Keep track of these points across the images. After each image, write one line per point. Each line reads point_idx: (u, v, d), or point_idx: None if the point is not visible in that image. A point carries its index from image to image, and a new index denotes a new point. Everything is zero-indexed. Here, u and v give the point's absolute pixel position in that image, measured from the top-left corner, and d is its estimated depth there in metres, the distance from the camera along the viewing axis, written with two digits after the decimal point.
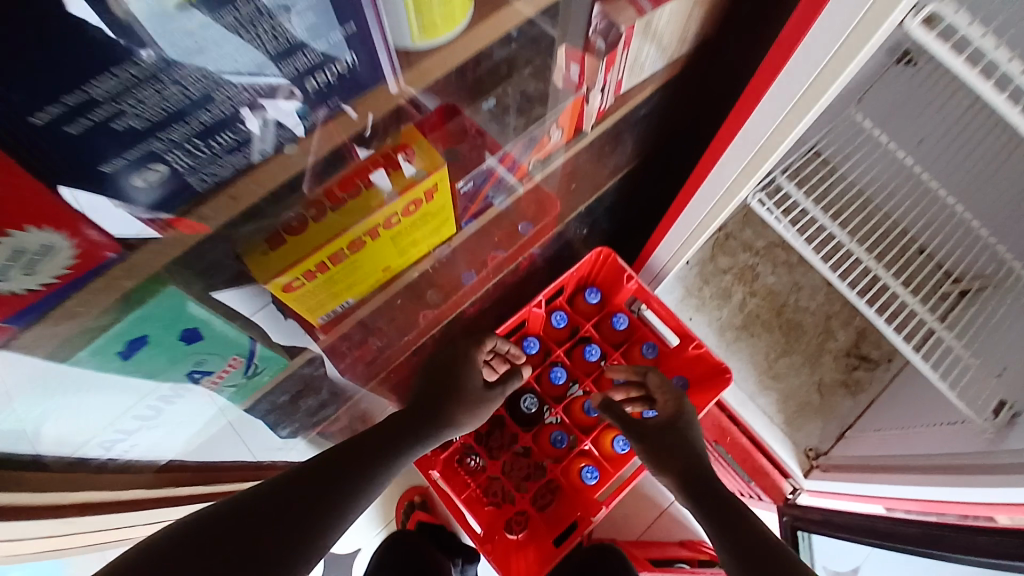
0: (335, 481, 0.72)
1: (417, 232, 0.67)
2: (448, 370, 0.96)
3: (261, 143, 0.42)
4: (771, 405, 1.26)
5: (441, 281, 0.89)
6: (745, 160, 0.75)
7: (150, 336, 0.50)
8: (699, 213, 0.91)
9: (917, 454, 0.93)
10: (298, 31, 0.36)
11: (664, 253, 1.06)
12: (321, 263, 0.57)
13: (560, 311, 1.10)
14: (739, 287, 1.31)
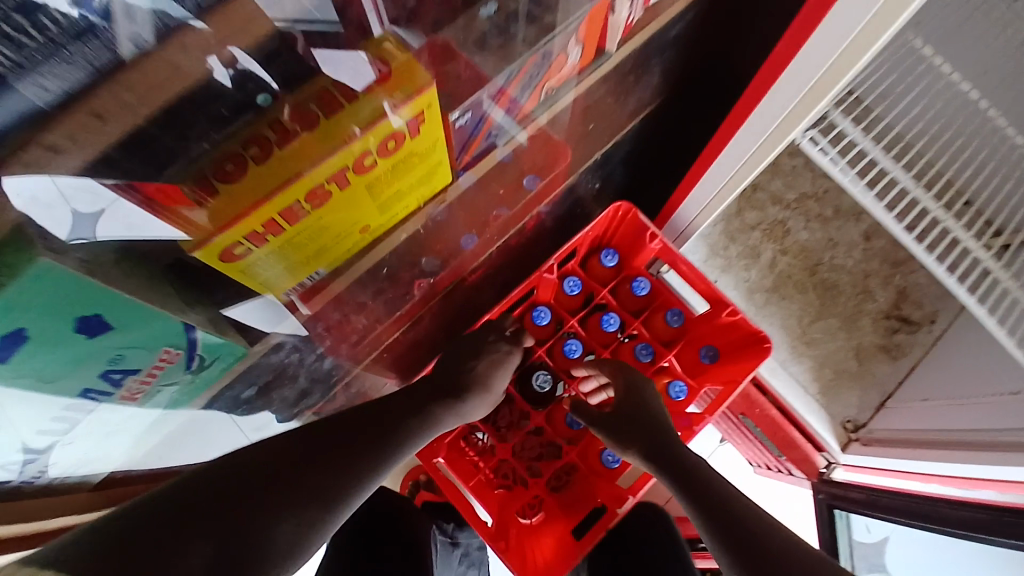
0: (339, 459, 0.69)
1: (401, 178, 0.53)
2: (457, 356, 0.89)
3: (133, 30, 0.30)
4: (805, 373, 1.15)
5: (438, 244, 0.76)
6: (802, 91, 0.61)
7: (35, 331, 0.40)
8: (737, 160, 0.78)
9: (978, 429, 0.82)
10: None
11: (692, 207, 0.93)
12: (268, 221, 0.44)
13: (573, 276, 0.98)
14: (769, 245, 1.18)
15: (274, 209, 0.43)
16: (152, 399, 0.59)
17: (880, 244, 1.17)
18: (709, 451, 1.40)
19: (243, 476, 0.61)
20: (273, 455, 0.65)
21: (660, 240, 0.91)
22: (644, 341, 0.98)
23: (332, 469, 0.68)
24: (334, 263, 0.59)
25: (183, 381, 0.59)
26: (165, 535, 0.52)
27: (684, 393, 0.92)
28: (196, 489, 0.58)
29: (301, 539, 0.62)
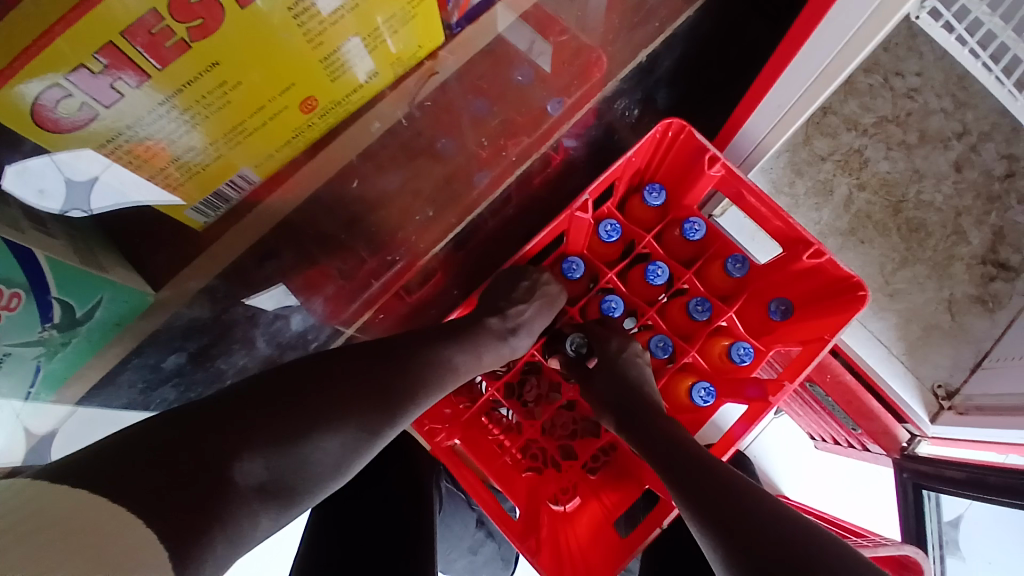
0: (399, 369, 0.63)
1: (337, 26, 0.45)
2: (500, 293, 0.78)
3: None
4: (887, 332, 0.97)
5: (424, 158, 0.64)
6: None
7: None
8: (837, 44, 0.56)
9: None
10: None
11: (758, 127, 0.74)
12: (120, 53, 0.36)
13: (611, 219, 0.80)
14: (842, 179, 0.99)
15: (114, 29, 0.34)
16: (14, 364, 0.52)
17: (973, 176, 0.97)
18: (763, 424, 1.23)
19: (302, 390, 0.56)
20: (336, 366, 0.60)
21: (722, 167, 0.72)
22: (698, 295, 0.80)
23: (395, 387, 0.62)
24: (258, 146, 0.51)
25: (46, 341, 0.52)
26: (214, 451, 0.48)
27: (751, 357, 0.75)
28: (251, 399, 0.53)
29: (359, 456, 0.58)
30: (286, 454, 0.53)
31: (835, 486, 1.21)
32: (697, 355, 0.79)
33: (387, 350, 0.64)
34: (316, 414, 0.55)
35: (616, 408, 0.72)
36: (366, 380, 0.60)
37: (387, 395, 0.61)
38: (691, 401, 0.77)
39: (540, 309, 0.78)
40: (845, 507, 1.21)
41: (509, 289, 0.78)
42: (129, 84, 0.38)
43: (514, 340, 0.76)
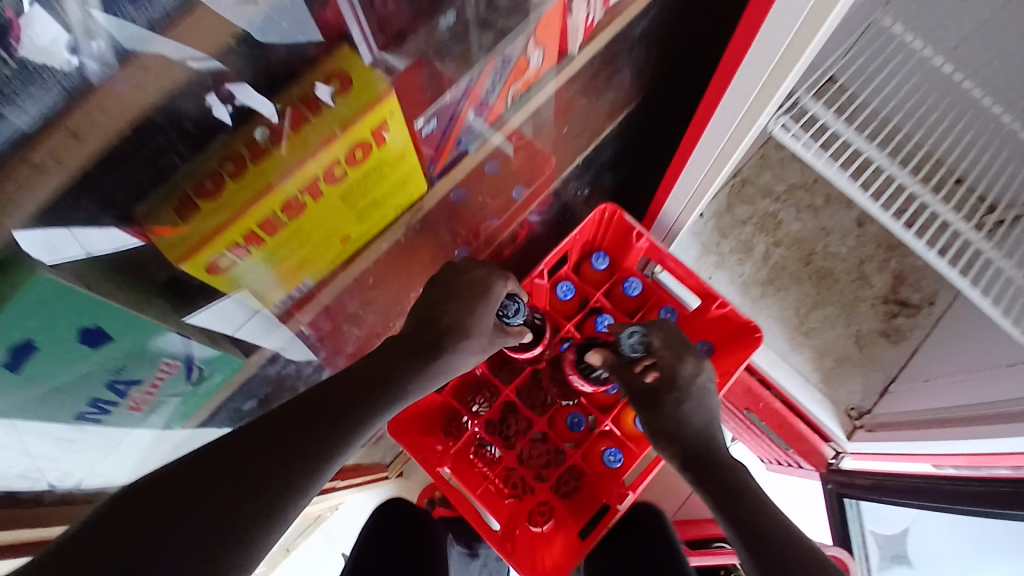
0: (293, 437, 0.61)
1: (389, 187, 0.60)
2: (447, 293, 0.81)
3: (94, 46, 0.35)
4: (807, 364, 1.15)
5: (427, 251, 0.83)
6: (777, 52, 0.60)
7: (35, 342, 0.44)
8: (716, 143, 0.78)
9: (989, 404, 0.80)
10: None
11: (675, 206, 0.95)
12: (254, 236, 0.50)
13: (566, 281, 1.00)
14: (761, 238, 1.19)
15: (257, 220, 0.49)
16: (158, 409, 0.65)
17: (873, 229, 1.18)
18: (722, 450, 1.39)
19: (184, 478, 0.55)
20: (234, 442, 0.59)
21: (646, 239, 0.93)
22: None
23: (297, 455, 0.60)
24: (320, 274, 0.66)
25: (184, 391, 0.65)
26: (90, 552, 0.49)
27: None
28: (138, 498, 0.53)
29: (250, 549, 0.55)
30: (161, 552, 0.51)
31: (788, 503, 1.36)
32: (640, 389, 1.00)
33: (294, 415, 0.63)
34: (202, 493, 0.55)
35: (689, 456, 0.78)
36: (262, 455, 0.58)
37: (285, 465, 0.59)
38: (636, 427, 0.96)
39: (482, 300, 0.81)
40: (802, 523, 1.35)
41: (457, 283, 0.82)
42: (253, 252, 0.53)
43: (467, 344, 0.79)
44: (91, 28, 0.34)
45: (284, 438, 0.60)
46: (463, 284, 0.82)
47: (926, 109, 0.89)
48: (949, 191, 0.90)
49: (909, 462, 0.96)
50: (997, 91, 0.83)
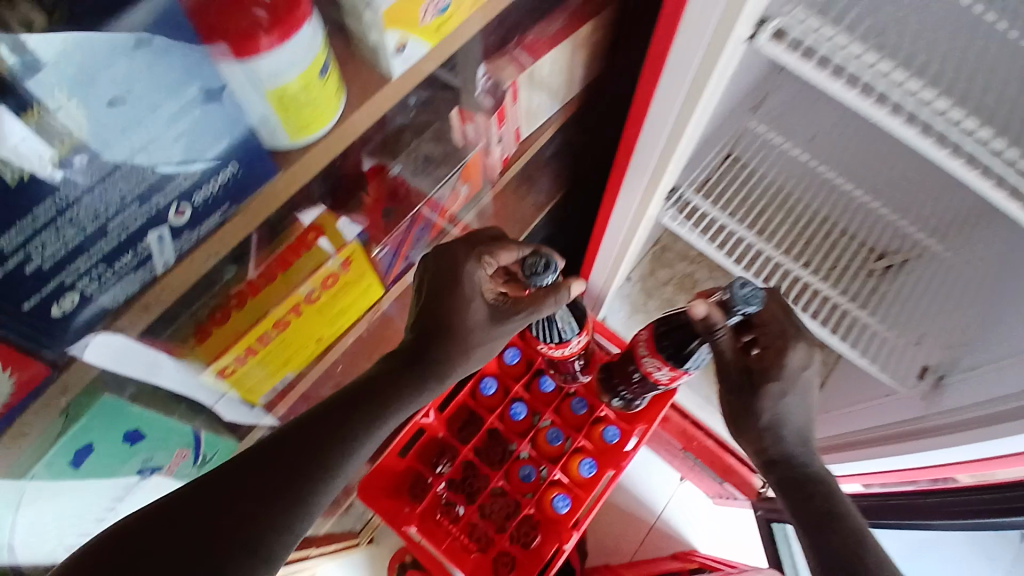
0: (274, 475, 0.58)
1: (359, 297, 0.75)
2: (434, 285, 0.74)
3: (164, 256, 0.48)
4: None
5: (386, 334, 0.97)
6: (652, 162, 0.78)
7: (93, 444, 0.57)
8: (620, 231, 0.94)
9: (863, 431, 0.92)
10: (177, 149, 0.44)
11: (597, 279, 1.10)
12: (253, 346, 0.65)
13: (512, 348, 1.15)
14: (681, 296, 1.36)
15: (257, 333, 0.63)
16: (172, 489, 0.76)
17: None
18: (671, 490, 1.51)
19: (156, 535, 0.53)
20: (247, 467, 0.59)
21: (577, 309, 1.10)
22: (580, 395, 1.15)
23: (281, 493, 0.58)
24: (300, 368, 0.78)
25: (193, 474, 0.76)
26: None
27: (617, 436, 1.09)
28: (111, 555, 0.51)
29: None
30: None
31: (735, 535, 1.48)
32: (583, 438, 1.12)
33: (273, 450, 0.60)
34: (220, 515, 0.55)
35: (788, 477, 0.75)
36: (243, 498, 0.56)
37: (269, 510, 0.56)
38: (581, 474, 1.07)
39: (464, 293, 0.73)
40: (750, 552, 1.47)
41: (439, 275, 0.74)
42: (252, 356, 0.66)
43: (464, 348, 0.74)
44: (76, 144, 0.38)
45: (298, 459, 0.60)
46: (443, 277, 0.73)
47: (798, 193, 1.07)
48: (836, 241, 1.06)
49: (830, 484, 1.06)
50: (845, 171, 1.06)
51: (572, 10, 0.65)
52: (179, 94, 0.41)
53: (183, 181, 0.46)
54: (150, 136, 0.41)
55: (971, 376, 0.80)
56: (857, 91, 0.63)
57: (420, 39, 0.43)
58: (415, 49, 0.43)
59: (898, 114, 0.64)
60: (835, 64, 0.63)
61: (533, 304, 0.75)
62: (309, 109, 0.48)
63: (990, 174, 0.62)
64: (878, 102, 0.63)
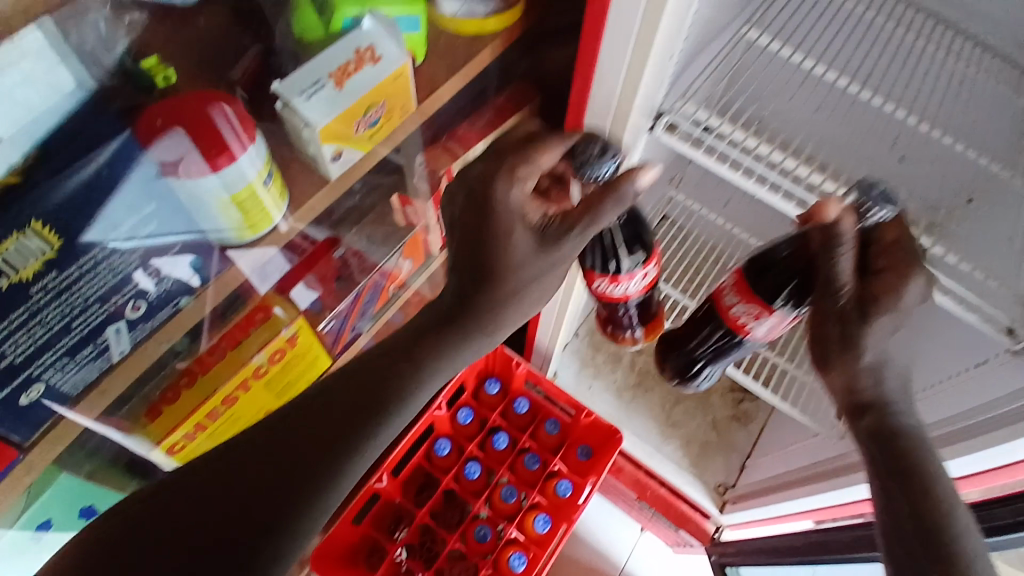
0: (288, 451, 0.54)
1: (309, 371, 0.79)
2: (466, 209, 0.56)
3: (119, 345, 0.54)
4: (677, 451, 1.34)
5: None
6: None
7: (53, 517, 0.64)
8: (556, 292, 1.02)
9: (796, 470, 0.98)
10: (130, 258, 0.51)
11: (544, 337, 1.16)
12: (200, 423, 0.68)
13: (465, 407, 1.18)
14: (627, 349, 1.43)
15: (204, 411, 0.67)
16: None
17: None
18: (632, 542, 1.53)
19: (172, 516, 0.51)
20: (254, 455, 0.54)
21: (525, 366, 1.16)
22: (533, 451, 1.17)
23: (295, 471, 0.53)
24: None
25: None
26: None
27: (570, 489, 1.11)
28: (127, 536, 0.50)
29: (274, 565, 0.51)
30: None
31: None
32: (538, 494, 1.13)
33: (283, 426, 0.55)
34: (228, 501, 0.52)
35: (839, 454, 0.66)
36: (258, 477, 0.53)
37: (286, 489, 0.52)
38: (535, 530, 1.08)
39: (501, 219, 0.55)
40: None
41: (468, 198, 0.56)
42: (202, 431, 0.69)
43: (513, 290, 0.58)
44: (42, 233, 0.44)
45: (306, 446, 0.54)
46: (470, 203, 0.56)
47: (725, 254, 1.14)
48: None
49: (779, 524, 1.09)
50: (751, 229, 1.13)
51: (498, 103, 0.73)
52: (137, 194, 0.50)
53: (137, 284, 0.53)
54: (108, 248, 0.49)
55: None
56: (741, 171, 0.71)
57: (358, 148, 0.51)
58: (354, 157, 0.51)
59: (777, 191, 0.72)
60: (720, 151, 0.72)
61: (589, 215, 0.55)
62: (255, 216, 0.56)
63: None
64: (760, 181, 0.72)
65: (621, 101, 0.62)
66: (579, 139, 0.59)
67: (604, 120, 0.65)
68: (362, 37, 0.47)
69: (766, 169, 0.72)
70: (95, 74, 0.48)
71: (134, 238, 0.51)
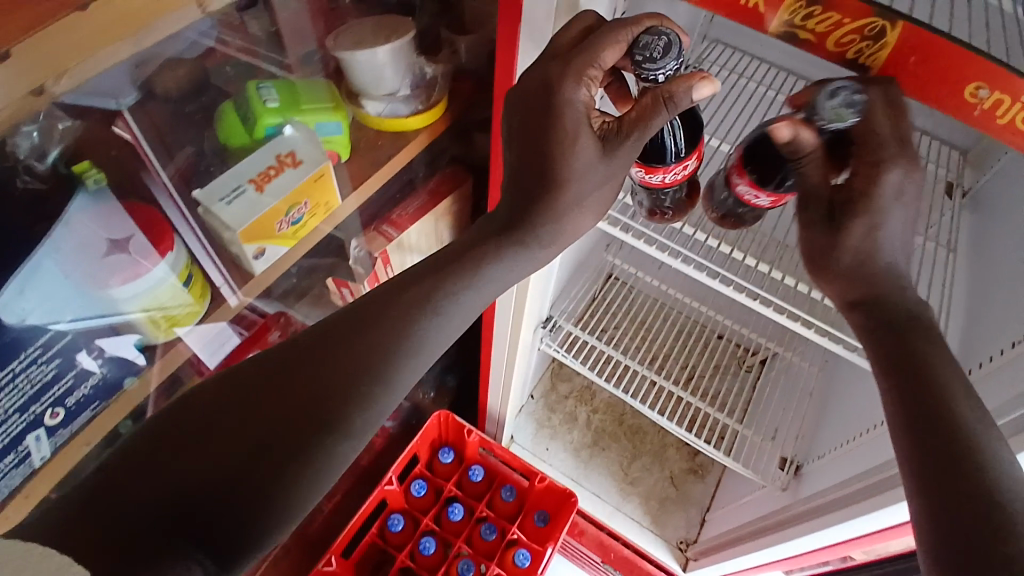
0: (341, 356, 0.53)
1: None
2: (524, 107, 0.52)
3: (41, 451, 0.56)
4: (637, 509, 1.33)
5: None
6: (512, 298, 0.89)
7: None
8: (502, 358, 1.04)
9: (749, 523, 0.99)
10: (50, 368, 0.54)
11: (495, 403, 1.17)
12: None
13: (419, 479, 1.16)
14: (582, 407, 1.43)
15: None
16: None
17: None
18: None
19: (228, 417, 0.50)
20: (305, 362, 0.53)
21: (475, 433, 1.16)
22: (489, 520, 1.14)
23: (346, 376, 0.53)
24: None
25: None
26: (141, 502, 0.45)
27: (529, 559, 1.08)
28: (175, 436, 0.48)
29: (331, 461, 0.52)
30: (233, 484, 0.48)
31: None
32: (497, 565, 1.10)
33: (331, 340, 0.54)
34: (286, 400, 0.51)
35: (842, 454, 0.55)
36: (307, 387, 0.52)
37: (340, 393, 0.52)
38: None
39: (563, 121, 0.50)
40: None
41: (530, 95, 0.52)
42: None
43: (575, 199, 0.53)
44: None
45: (354, 352, 0.53)
46: (531, 100, 0.52)
47: (668, 308, 1.25)
48: (714, 343, 1.22)
49: None
50: (689, 291, 1.24)
51: (429, 188, 0.77)
52: (89, 280, 0.53)
53: (57, 390, 0.55)
54: (28, 359, 0.51)
55: (820, 465, 0.88)
56: (656, 246, 0.75)
57: (280, 245, 0.62)
58: (277, 251, 0.62)
59: (689, 264, 0.75)
60: (633, 228, 0.76)
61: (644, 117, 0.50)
62: (177, 311, 0.62)
63: (771, 302, 0.74)
64: (673, 255, 0.75)
65: None
66: (642, 32, 0.51)
67: None
68: (284, 145, 0.58)
69: (682, 245, 0.75)
70: (21, 184, 0.50)
71: (56, 346, 0.53)
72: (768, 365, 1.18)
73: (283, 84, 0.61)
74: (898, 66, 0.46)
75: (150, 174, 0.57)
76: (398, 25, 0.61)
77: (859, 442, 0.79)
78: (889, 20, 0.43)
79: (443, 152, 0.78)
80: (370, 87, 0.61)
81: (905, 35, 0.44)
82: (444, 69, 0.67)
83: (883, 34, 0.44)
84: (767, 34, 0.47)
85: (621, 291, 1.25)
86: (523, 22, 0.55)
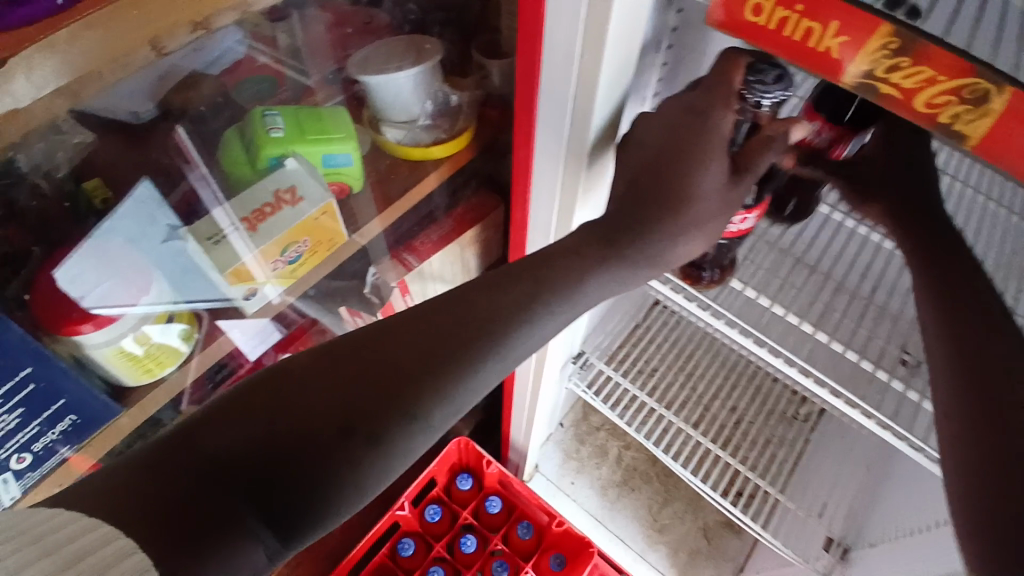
0: (425, 340, 0.45)
1: None
2: None
3: (7, 495, 0.49)
4: (663, 560, 1.23)
5: None
6: None
7: None
8: (525, 391, 0.99)
9: None
10: (8, 420, 0.46)
11: (519, 434, 1.11)
12: None
13: (434, 504, 1.13)
14: (615, 442, 1.35)
15: None
16: None
17: None
18: None
19: (302, 392, 0.41)
20: (403, 334, 0.45)
21: (494, 464, 1.11)
22: (502, 557, 1.09)
23: (435, 361, 0.44)
24: None
25: None
26: (215, 461, 0.37)
27: None
28: (249, 401, 0.40)
29: (407, 455, 0.43)
30: (303, 471, 0.39)
31: None
32: None
33: (427, 319, 0.46)
34: (385, 372, 0.43)
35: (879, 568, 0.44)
36: (400, 366, 0.44)
37: (434, 371, 0.44)
38: None
39: (710, 139, 0.46)
40: None
41: (672, 120, 0.47)
42: None
43: (653, 253, 0.48)
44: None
45: (451, 331, 0.46)
46: (667, 129, 0.48)
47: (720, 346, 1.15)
48: (766, 389, 1.12)
49: None
50: None
51: (453, 218, 0.74)
52: (125, 276, 0.49)
53: (20, 437, 0.47)
54: None
55: (871, 554, 0.78)
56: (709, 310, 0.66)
57: (279, 283, 0.64)
58: (274, 289, 0.64)
59: (734, 327, 0.66)
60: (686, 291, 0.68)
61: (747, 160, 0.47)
62: (190, 323, 0.59)
63: (825, 382, 0.64)
64: (716, 315, 0.67)
65: (559, 218, 0.60)
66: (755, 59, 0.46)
67: (547, 231, 0.62)
68: (285, 179, 0.58)
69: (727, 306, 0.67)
70: None
71: (17, 395, 0.46)
72: (828, 419, 1.06)
73: (293, 110, 0.60)
74: (1006, 142, 0.36)
75: (190, 165, 0.55)
76: (421, 45, 0.60)
77: (916, 541, 0.68)
78: (996, 82, 0.35)
79: (471, 179, 0.74)
80: (392, 114, 0.62)
81: (1014, 103, 0.35)
82: (471, 95, 0.66)
83: (987, 98, 0.36)
84: (839, 85, 0.39)
85: (670, 323, 1.16)
86: (540, 89, 0.49)
